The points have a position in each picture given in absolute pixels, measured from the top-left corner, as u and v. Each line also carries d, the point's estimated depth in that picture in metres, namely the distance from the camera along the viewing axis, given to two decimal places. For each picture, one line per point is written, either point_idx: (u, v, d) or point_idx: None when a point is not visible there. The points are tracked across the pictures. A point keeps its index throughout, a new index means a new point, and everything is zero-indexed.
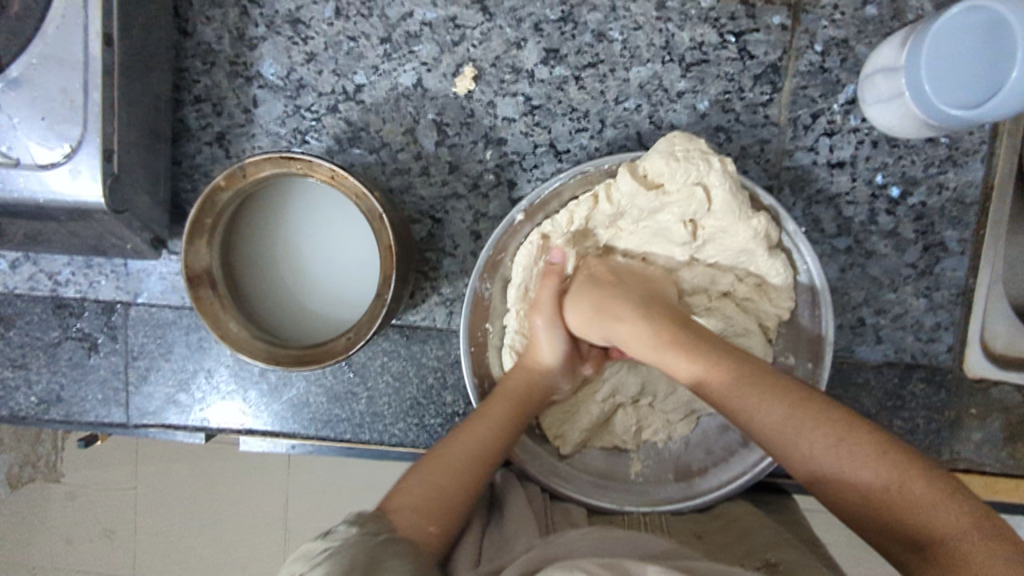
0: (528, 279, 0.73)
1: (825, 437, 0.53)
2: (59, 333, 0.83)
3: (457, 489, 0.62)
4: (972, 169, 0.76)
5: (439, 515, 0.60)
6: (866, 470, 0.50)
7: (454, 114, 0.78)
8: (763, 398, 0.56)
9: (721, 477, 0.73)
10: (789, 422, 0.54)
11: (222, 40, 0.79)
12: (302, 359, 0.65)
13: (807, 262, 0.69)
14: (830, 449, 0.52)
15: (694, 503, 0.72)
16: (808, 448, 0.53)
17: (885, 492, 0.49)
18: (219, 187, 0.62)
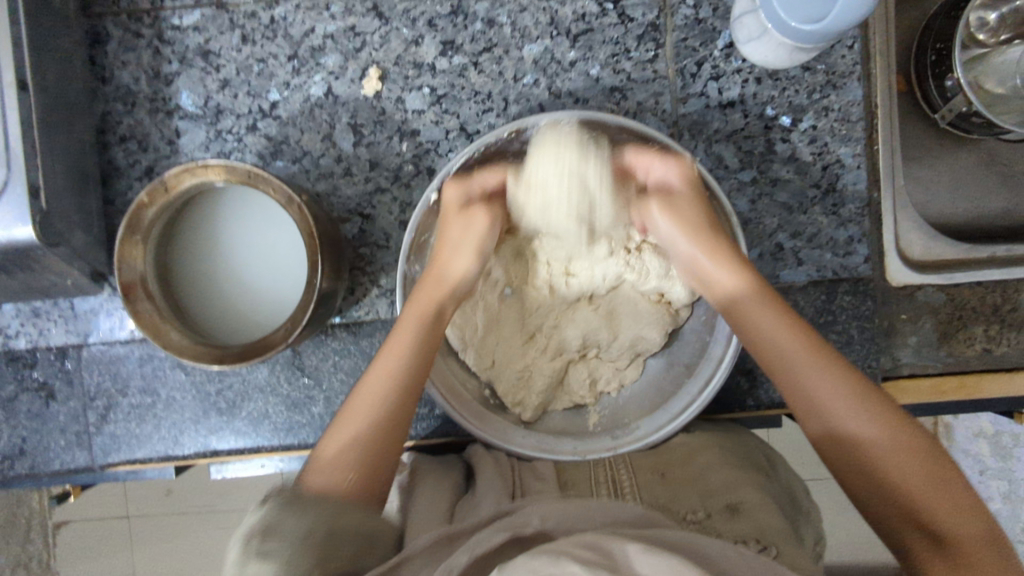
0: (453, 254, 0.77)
1: (858, 410, 0.60)
2: (16, 386, 0.85)
3: (374, 432, 0.65)
4: (851, 90, 0.82)
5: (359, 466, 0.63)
6: (897, 463, 0.57)
7: (367, 114, 0.82)
8: (814, 368, 0.62)
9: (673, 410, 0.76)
10: (794, 351, 0.64)
11: (139, 81, 0.83)
12: (246, 355, 0.67)
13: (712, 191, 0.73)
14: (824, 383, 0.62)
15: (652, 440, 0.74)
16: (806, 379, 0.63)
17: (906, 481, 0.57)
18: (143, 204, 0.66)
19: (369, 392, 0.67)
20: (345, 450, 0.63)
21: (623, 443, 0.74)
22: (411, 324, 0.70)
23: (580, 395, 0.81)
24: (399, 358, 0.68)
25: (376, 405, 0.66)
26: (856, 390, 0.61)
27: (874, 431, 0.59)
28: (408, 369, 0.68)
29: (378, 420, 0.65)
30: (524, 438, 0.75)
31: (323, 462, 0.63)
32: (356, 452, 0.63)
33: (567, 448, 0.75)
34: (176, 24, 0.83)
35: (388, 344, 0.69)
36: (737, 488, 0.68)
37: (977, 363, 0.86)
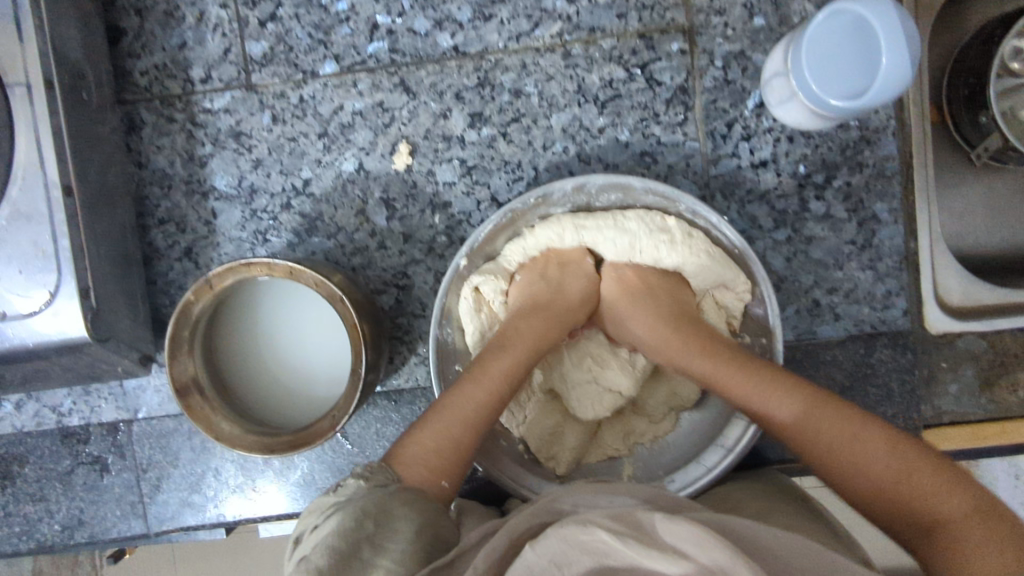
0: (480, 328, 0.77)
1: (817, 417, 0.59)
2: (71, 461, 0.88)
3: (480, 413, 0.67)
4: (886, 145, 0.81)
5: (444, 464, 0.63)
6: (854, 444, 0.57)
7: (399, 188, 0.83)
8: (776, 396, 0.62)
9: (708, 462, 0.75)
10: (757, 392, 0.63)
11: (174, 164, 0.85)
12: (295, 444, 0.69)
13: (737, 245, 0.72)
14: (791, 417, 0.61)
15: (689, 495, 0.74)
16: (778, 412, 0.61)
17: (888, 471, 0.55)
18: (190, 302, 0.67)
19: (470, 378, 0.69)
20: (433, 447, 0.63)
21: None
22: (514, 351, 0.72)
23: (616, 449, 0.80)
24: (507, 356, 0.70)
25: (481, 399, 0.67)
26: (819, 401, 0.60)
27: (837, 416, 0.59)
28: (500, 387, 0.69)
29: (489, 402, 0.68)
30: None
31: (417, 443, 0.64)
32: (456, 432, 0.65)
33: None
34: (208, 106, 0.84)
35: (485, 359, 0.70)
36: (771, 515, 0.66)
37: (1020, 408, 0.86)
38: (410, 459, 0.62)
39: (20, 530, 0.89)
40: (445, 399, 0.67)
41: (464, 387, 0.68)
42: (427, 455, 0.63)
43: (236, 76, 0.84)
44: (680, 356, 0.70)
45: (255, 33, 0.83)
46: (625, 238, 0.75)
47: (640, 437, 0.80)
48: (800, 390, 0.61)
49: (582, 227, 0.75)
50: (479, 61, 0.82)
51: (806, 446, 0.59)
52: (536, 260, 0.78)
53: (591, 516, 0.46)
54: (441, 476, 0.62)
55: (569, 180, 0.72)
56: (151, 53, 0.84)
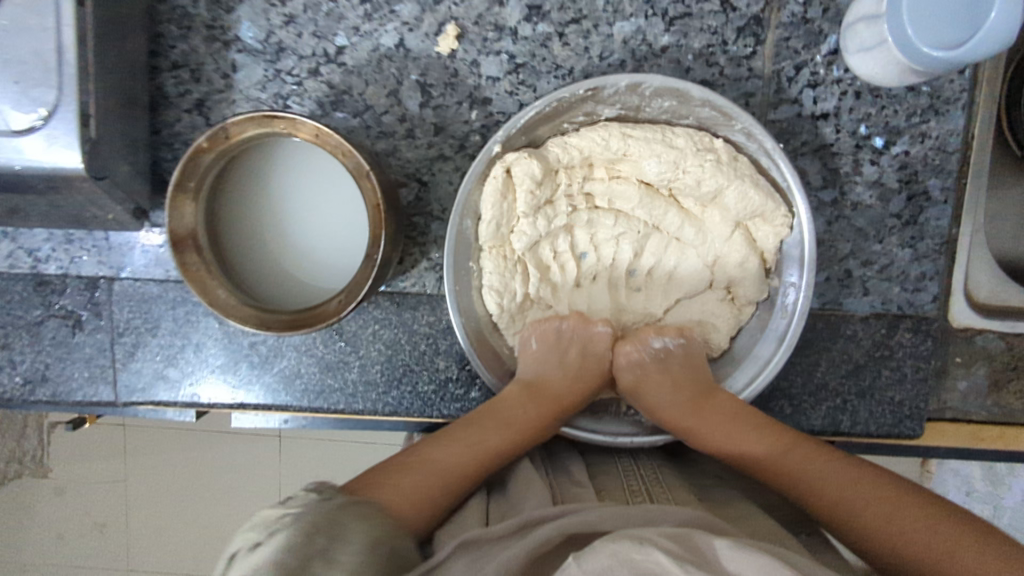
0: (499, 217, 0.70)
1: (806, 462, 0.64)
2: (42, 311, 0.82)
3: (466, 477, 0.65)
4: (954, 118, 0.77)
5: (416, 510, 0.59)
6: (847, 483, 0.61)
7: (438, 74, 0.77)
8: (749, 433, 0.68)
9: None
10: (776, 455, 0.66)
11: (197, 3, 0.77)
12: (295, 323, 0.64)
13: (787, 180, 0.70)
14: (757, 436, 0.67)
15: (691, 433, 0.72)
16: (758, 448, 0.67)
17: (889, 520, 0.56)
18: (201, 149, 0.61)
19: (477, 422, 0.70)
20: (412, 486, 0.61)
21: (657, 430, 0.74)
22: (528, 408, 0.72)
23: (620, 385, 0.79)
24: (501, 431, 0.70)
25: (467, 461, 0.66)
26: (851, 475, 0.62)
27: (846, 479, 0.61)
28: (494, 458, 0.68)
29: (477, 454, 0.67)
30: (558, 415, 0.75)
31: (393, 482, 0.61)
32: (431, 483, 0.62)
33: (600, 431, 0.74)
34: None
35: (483, 424, 0.70)
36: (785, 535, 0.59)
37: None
38: (384, 488, 0.60)
39: None
40: (430, 451, 0.65)
41: (437, 446, 0.66)
42: (396, 498, 0.59)
43: None
44: (681, 416, 0.71)
45: None
46: (671, 156, 0.71)
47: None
48: (775, 437, 0.67)
49: (630, 135, 0.71)
50: None
51: (839, 521, 0.59)
52: (574, 334, 0.76)
53: (648, 537, 0.46)
54: (413, 526, 0.58)
55: (625, 77, 0.68)
56: None
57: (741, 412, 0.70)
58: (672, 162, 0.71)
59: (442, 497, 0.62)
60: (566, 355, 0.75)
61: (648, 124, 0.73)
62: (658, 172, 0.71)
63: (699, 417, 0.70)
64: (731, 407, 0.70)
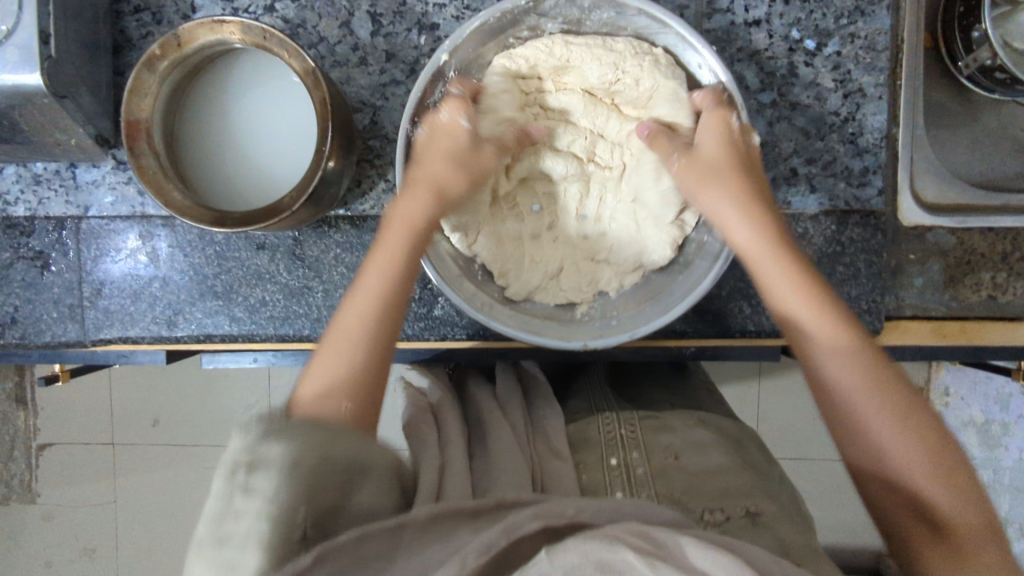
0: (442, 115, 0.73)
1: (928, 472, 0.52)
2: (11, 253, 0.84)
3: (374, 330, 0.63)
4: (879, 17, 0.80)
5: (355, 392, 0.60)
6: (899, 442, 0.53)
7: (387, 4, 0.81)
8: (875, 401, 0.55)
9: (652, 312, 0.74)
10: (903, 430, 0.53)
11: None
12: (248, 219, 0.66)
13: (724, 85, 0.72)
14: (895, 425, 0.54)
15: (639, 334, 0.72)
16: (875, 411, 0.54)
17: (936, 484, 0.52)
18: (154, 56, 0.64)
19: (365, 275, 0.66)
20: (333, 375, 0.60)
21: (608, 334, 0.73)
22: (382, 271, 0.65)
23: (575, 294, 0.78)
24: (378, 275, 0.65)
25: (367, 308, 0.64)
26: (901, 398, 0.55)
27: (904, 448, 0.53)
28: (391, 299, 0.65)
29: (380, 317, 0.64)
30: (512, 319, 0.75)
31: (313, 376, 0.61)
32: (349, 353, 0.62)
33: (553, 334, 0.74)
34: None
35: (365, 273, 0.66)
36: (752, 494, 0.67)
37: (981, 311, 0.85)
38: (313, 395, 0.59)
39: None
40: (340, 317, 0.64)
41: (356, 298, 0.65)
42: (328, 389, 0.60)
43: None
44: (822, 338, 0.58)
45: None
46: (611, 59, 0.73)
47: (603, 283, 0.78)
48: (884, 393, 0.55)
49: (571, 42, 0.73)
50: None
51: (841, 421, 0.57)
52: (450, 125, 0.69)
53: (615, 534, 0.42)
54: (350, 399, 0.59)
55: None
56: None
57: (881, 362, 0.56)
58: (612, 64, 0.73)
59: (361, 357, 0.62)
60: (460, 154, 0.69)
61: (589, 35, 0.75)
62: (599, 75, 0.74)
63: (761, 270, 0.62)
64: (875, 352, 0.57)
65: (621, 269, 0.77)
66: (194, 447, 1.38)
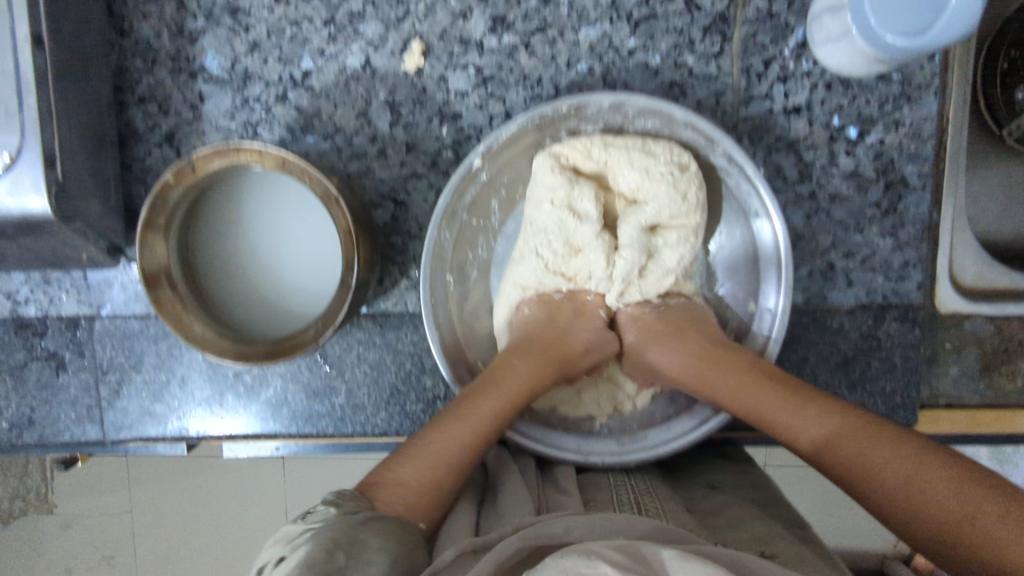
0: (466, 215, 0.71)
1: (898, 467, 0.51)
2: (24, 354, 0.81)
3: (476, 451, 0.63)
4: (926, 103, 0.77)
5: (427, 509, 0.57)
6: (882, 463, 0.52)
7: (406, 91, 0.77)
8: (803, 423, 0.58)
9: (668, 433, 0.74)
10: (833, 442, 0.55)
11: (161, 36, 0.77)
12: (272, 354, 0.64)
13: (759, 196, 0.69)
14: (839, 437, 0.55)
15: (659, 454, 0.72)
16: (810, 436, 0.57)
17: (919, 486, 0.49)
18: (168, 184, 0.60)
19: (480, 393, 0.66)
20: (405, 488, 0.57)
21: (629, 452, 0.73)
22: (505, 387, 0.67)
23: (596, 408, 0.78)
24: (496, 399, 0.66)
25: (461, 440, 0.62)
26: (835, 421, 0.57)
27: (879, 458, 0.52)
28: (500, 425, 0.65)
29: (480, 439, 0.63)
30: (531, 429, 0.74)
31: (402, 480, 0.57)
32: (444, 474, 0.60)
33: (571, 448, 0.74)
34: None
35: (474, 397, 0.66)
36: (771, 542, 0.60)
37: (1019, 399, 0.83)
38: (396, 492, 0.56)
39: None
40: (437, 426, 0.62)
41: (449, 426, 0.63)
42: (411, 496, 0.57)
43: None
44: (766, 405, 0.62)
45: None
46: (644, 161, 0.70)
47: (620, 401, 0.79)
48: (820, 410, 0.58)
49: (610, 144, 0.71)
50: None
51: (832, 467, 0.55)
52: (569, 306, 0.74)
53: (594, 548, 0.42)
54: (424, 516, 0.56)
55: (608, 96, 0.68)
56: None
57: (824, 398, 0.60)
58: (643, 169, 0.69)
59: (443, 493, 0.60)
60: (557, 314, 0.74)
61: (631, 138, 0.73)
62: (630, 180, 0.70)
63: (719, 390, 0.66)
64: (821, 396, 0.60)
65: (635, 389, 0.79)
66: (191, 524, 1.26)
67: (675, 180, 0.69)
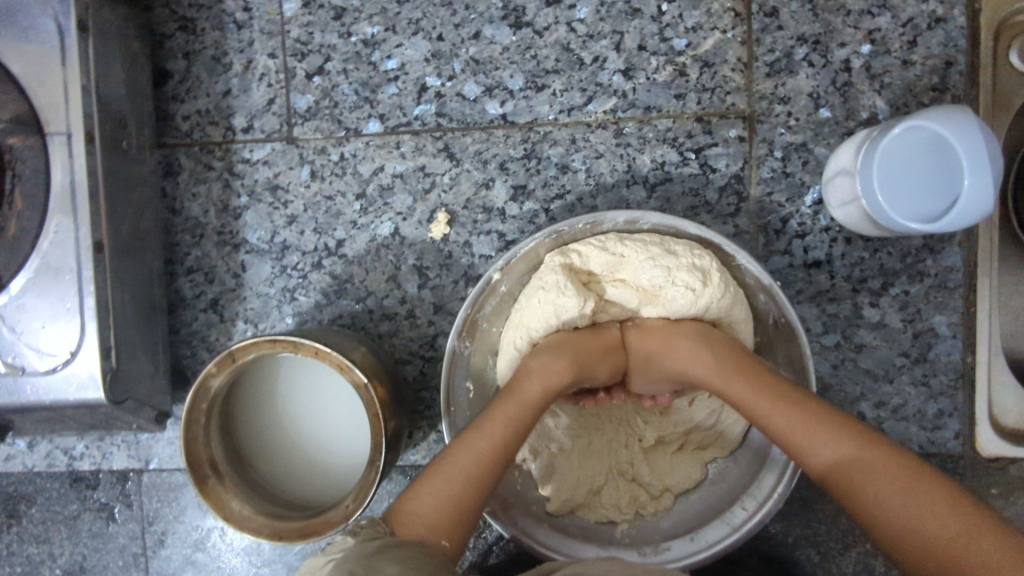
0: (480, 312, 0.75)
1: (926, 505, 0.52)
2: (79, 505, 0.86)
3: (485, 471, 0.63)
4: (949, 255, 0.77)
5: (448, 526, 0.59)
6: (905, 497, 0.53)
7: (433, 257, 0.81)
8: (826, 445, 0.58)
9: (688, 547, 0.76)
10: (851, 466, 0.56)
11: (208, 213, 0.84)
12: (305, 531, 0.66)
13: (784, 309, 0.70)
14: (866, 471, 0.56)
15: (677, 568, 0.75)
16: (826, 449, 0.58)
17: (945, 533, 0.50)
18: (210, 375, 0.64)
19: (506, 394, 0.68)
20: (430, 504, 0.59)
21: (647, 565, 0.75)
22: (523, 392, 0.67)
23: (616, 512, 0.80)
24: (509, 409, 0.66)
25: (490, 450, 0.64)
26: (851, 447, 0.57)
27: (911, 506, 0.53)
28: (515, 430, 0.65)
29: (504, 435, 0.65)
30: (551, 542, 0.77)
31: (419, 497, 0.60)
32: (457, 488, 0.61)
33: (590, 558, 0.77)
34: (246, 157, 0.83)
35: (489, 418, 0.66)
36: None
37: None
38: (411, 514, 0.59)
39: (20, 569, 0.87)
40: (451, 452, 0.63)
41: (468, 436, 0.64)
42: (426, 513, 0.59)
43: (278, 128, 0.83)
44: (777, 423, 0.62)
45: (301, 85, 0.82)
46: (666, 260, 0.72)
47: (642, 503, 0.80)
48: (851, 436, 0.58)
49: (626, 240, 0.73)
50: (528, 133, 0.80)
51: (844, 490, 0.56)
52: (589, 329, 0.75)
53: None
54: (443, 533, 0.58)
55: (623, 212, 0.72)
56: (196, 98, 0.83)
57: (874, 438, 0.58)
58: (666, 268, 0.71)
59: (469, 501, 0.61)
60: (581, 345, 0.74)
61: (645, 237, 0.74)
62: (650, 277, 0.72)
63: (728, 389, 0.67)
64: (867, 433, 0.58)
65: (654, 493, 0.80)
66: None
67: (697, 293, 0.70)
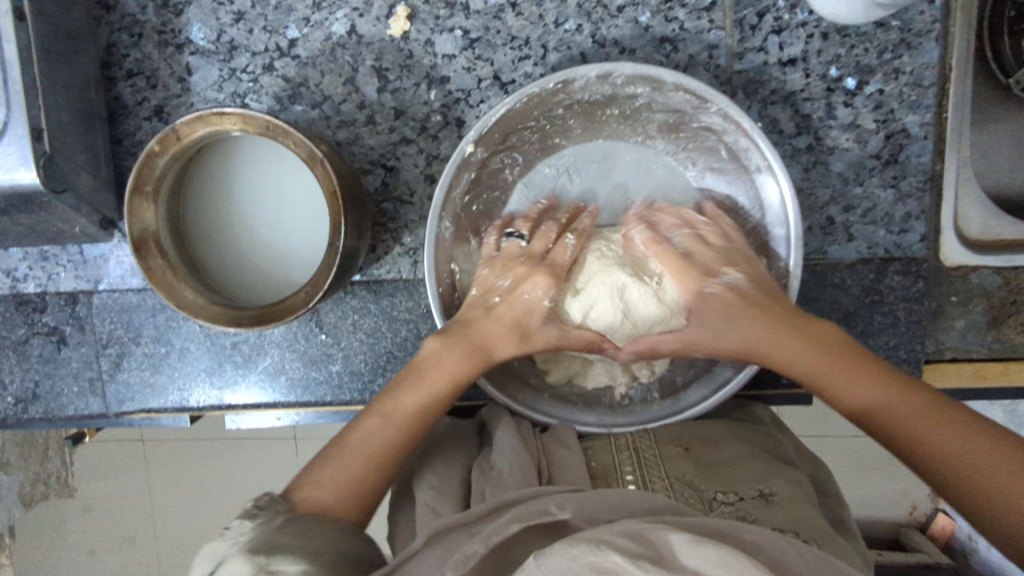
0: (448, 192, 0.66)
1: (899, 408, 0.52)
2: (26, 329, 0.82)
3: (379, 463, 0.56)
4: (927, 50, 0.75)
5: (354, 500, 0.53)
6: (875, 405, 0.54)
7: (392, 57, 0.76)
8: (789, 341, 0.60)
9: (695, 397, 0.70)
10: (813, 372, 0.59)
11: (146, 9, 0.76)
12: (263, 318, 0.63)
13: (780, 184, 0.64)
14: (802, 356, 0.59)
15: (681, 419, 0.69)
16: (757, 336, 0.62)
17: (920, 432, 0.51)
18: (153, 152, 0.60)
19: (339, 456, 0.55)
20: (342, 472, 0.54)
21: (650, 420, 0.70)
22: (425, 388, 0.60)
23: (608, 376, 0.73)
24: (417, 393, 0.60)
25: (393, 433, 0.58)
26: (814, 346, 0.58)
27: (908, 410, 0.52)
28: (411, 425, 0.58)
29: (397, 432, 0.58)
30: (551, 411, 0.71)
31: (325, 478, 0.54)
32: (359, 466, 0.55)
33: (592, 421, 0.70)
34: None
35: (403, 389, 0.60)
36: (770, 479, 0.60)
37: None
38: (321, 484, 0.53)
39: None
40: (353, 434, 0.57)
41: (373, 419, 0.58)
42: (332, 495, 0.53)
43: None
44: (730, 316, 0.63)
45: None
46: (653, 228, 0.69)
47: (634, 366, 0.73)
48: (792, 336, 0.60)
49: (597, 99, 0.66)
50: None
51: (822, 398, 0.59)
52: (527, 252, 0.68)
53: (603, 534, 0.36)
54: (351, 511, 0.53)
55: (595, 66, 0.63)
56: None
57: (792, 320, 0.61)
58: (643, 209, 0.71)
59: (374, 478, 0.55)
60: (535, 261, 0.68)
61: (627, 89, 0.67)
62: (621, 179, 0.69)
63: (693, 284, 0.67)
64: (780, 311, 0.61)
65: (649, 354, 0.73)
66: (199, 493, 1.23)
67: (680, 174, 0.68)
